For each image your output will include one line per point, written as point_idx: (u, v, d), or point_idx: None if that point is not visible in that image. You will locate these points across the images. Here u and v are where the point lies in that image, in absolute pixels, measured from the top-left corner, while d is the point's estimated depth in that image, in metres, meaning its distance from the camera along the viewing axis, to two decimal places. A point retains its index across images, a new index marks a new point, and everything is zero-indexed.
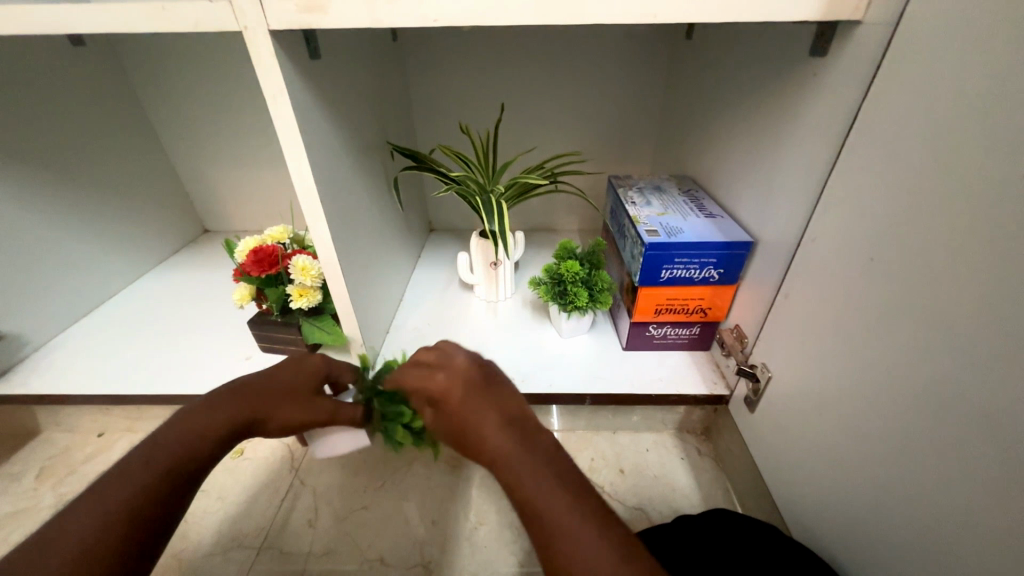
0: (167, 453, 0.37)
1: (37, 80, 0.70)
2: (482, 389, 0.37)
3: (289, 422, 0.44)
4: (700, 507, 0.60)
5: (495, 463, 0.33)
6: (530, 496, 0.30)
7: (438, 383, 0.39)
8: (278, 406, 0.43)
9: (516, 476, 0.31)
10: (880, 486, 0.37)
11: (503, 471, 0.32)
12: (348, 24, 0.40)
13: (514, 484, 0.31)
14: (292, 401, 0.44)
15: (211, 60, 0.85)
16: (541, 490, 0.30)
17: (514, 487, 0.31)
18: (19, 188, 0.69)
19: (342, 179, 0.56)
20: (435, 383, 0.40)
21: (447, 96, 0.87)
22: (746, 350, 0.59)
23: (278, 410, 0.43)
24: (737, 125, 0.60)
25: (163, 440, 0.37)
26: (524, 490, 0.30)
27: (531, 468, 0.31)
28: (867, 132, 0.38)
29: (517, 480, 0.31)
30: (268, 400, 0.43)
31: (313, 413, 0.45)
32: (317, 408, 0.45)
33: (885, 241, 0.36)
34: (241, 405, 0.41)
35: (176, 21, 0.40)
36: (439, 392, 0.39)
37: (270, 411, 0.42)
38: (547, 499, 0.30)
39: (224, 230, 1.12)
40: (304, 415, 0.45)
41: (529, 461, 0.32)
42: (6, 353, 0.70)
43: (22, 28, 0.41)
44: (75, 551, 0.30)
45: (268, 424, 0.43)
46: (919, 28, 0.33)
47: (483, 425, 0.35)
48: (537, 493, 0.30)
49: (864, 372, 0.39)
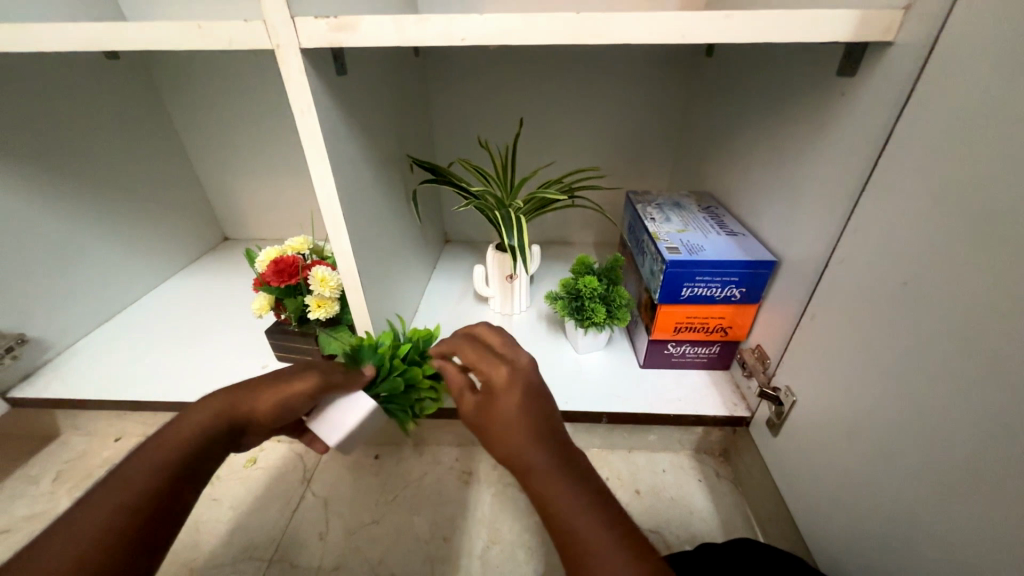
0: (167, 452, 0.37)
1: (70, 92, 0.73)
2: (537, 398, 0.36)
3: (274, 405, 0.42)
4: (718, 532, 0.58)
5: (531, 471, 0.32)
6: (564, 508, 0.29)
7: (500, 373, 0.39)
8: (256, 393, 0.42)
9: (556, 490, 0.30)
10: (911, 521, 0.35)
11: (541, 482, 0.31)
12: (375, 42, 0.41)
13: (550, 496, 0.30)
14: (269, 388, 0.43)
15: (239, 73, 0.87)
16: (580, 509, 0.29)
17: (548, 501, 0.30)
18: (50, 196, 0.72)
19: (363, 193, 0.56)
20: (497, 373, 0.39)
21: (467, 111, 0.88)
22: (769, 372, 0.57)
23: (257, 397, 0.42)
24: (760, 143, 0.59)
25: (164, 439, 0.38)
26: (561, 504, 0.30)
27: (575, 489, 0.30)
28: (898, 154, 0.38)
29: (555, 493, 0.30)
30: (243, 393, 0.42)
31: (297, 385, 0.44)
32: (300, 379, 0.44)
33: (917, 266, 0.35)
34: (224, 402, 0.41)
35: (211, 40, 0.41)
36: (499, 382, 0.38)
37: (250, 401, 0.42)
38: (586, 519, 0.29)
39: (243, 238, 1.14)
40: (288, 389, 0.43)
41: (572, 480, 0.31)
42: (31, 357, 0.71)
43: (63, 45, 0.43)
44: (72, 554, 0.30)
45: (254, 415, 0.42)
46: (954, 50, 0.33)
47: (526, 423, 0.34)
48: (576, 510, 0.29)
49: (893, 401, 0.37)
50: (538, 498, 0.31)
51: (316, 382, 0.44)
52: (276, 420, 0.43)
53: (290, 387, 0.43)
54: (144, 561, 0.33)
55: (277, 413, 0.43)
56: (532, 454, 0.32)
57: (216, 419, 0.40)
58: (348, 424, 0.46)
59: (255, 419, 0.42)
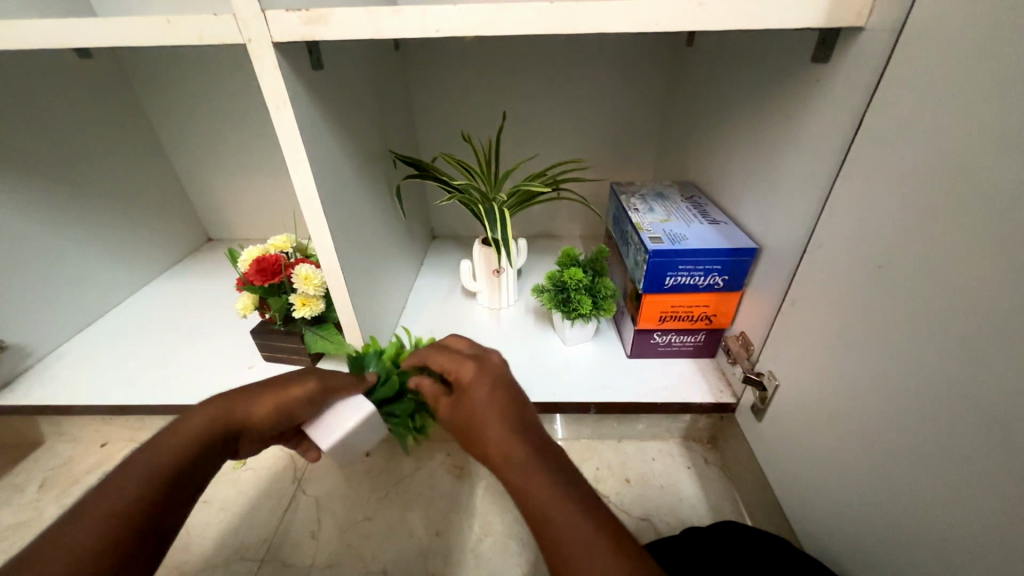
0: (162, 457, 0.37)
1: (43, 92, 0.71)
2: (503, 392, 0.36)
3: (272, 409, 0.42)
4: (708, 517, 0.59)
5: (508, 468, 0.32)
6: (545, 507, 0.30)
7: (464, 371, 0.38)
8: (253, 398, 0.42)
9: (536, 488, 0.30)
10: (891, 499, 0.36)
11: (517, 480, 0.31)
12: (349, 35, 0.41)
13: (529, 494, 0.30)
14: (262, 393, 0.42)
15: (216, 70, 0.86)
16: (561, 505, 0.29)
17: (528, 499, 0.30)
18: (25, 199, 0.70)
19: (345, 189, 0.56)
20: (462, 375, 0.38)
21: (449, 105, 0.87)
22: (752, 358, 0.58)
23: (255, 402, 0.42)
24: (739, 131, 0.60)
25: (159, 444, 0.38)
26: (541, 503, 0.30)
27: (551, 484, 0.30)
28: (871, 139, 0.38)
29: (534, 491, 0.30)
30: (242, 397, 0.42)
31: (296, 389, 0.43)
32: (299, 384, 0.44)
33: (893, 249, 0.36)
34: (219, 410, 0.41)
35: (181, 35, 0.40)
36: (465, 379, 0.38)
37: (247, 406, 0.41)
38: (567, 514, 0.29)
39: (227, 238, 1.12)
40: (287, 393, 0.43)
41: (547, 475, 0.31)
42: (11, 364, 0.70)
43: (29, 42, 0.42)
44: (64, 559, 0.30)
45: (252, 421, 0.42)
46: (924, 34, 0.33)
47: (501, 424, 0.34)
48: (554, 506, 0.29)
49: (872, 382, 0.38)
50: (517, 496, 0.31)
51: (314, 384, 0.44)
52: (272, 426, 0.43)
53: (289, 392, 0.43)
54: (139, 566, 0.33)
55: (272, 419, 0.42)
56: (504, 451, 0.33)
57: (211, 426, 0.40)
58: (346, 424, 0.44)
59: (252, 424, 0.42)
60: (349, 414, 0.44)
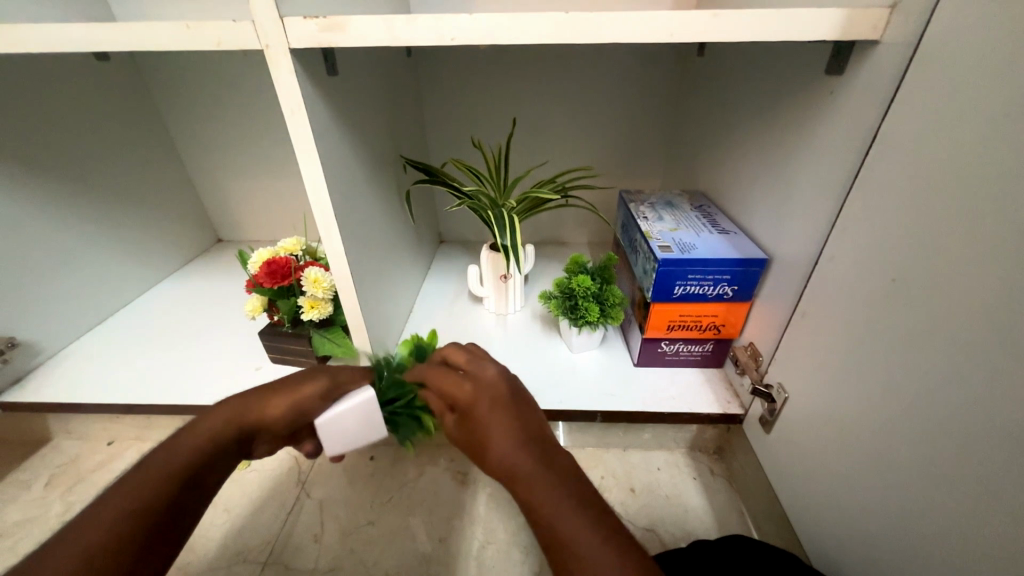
0: (180, 457, 0.38)
1: (62, 93, 0.72)
2: (505, 408, 0.36)
3: (284, 409, 0.43)
4: (713, 529, 0.58)
5: (515, 482, 0.32)
6: (551, 520, 0.30)
7: (462, 392, 0.38)
8: (266, 400, 0.43)
9: (536, 497, 0.31)
10: (903, 519, 0.35)
11: (525, 494, 0.31)
12: (365, 44, 0.41)
13: (535, 507, 0.30)
14: (277, 396, 0.43)
15: (230, 72, 0.87)
16: (566, 515, 0.29)
17: (535, 511, 0.30)
18: (41, 198, 0.71)
19: (356, 193, 0.56)
20: (461, 391, 0.38)
21: (459, 111, 0.88)
22: (761, 369, 0.58)
23: (267, 404, 0.42)
24: (751, 142, 0.60)
25: (179, 441, 0.39)
26: (547, 518, 0.30)
27: (554, 496, 0.30)
28: (884, 154, 0.38)
29: (541, 504, 0.30)
30: (257, 400, 0.43)
31: (307, 389, 0.44)
32: (309, 383, 0.44)
33: (905, 264, 0.36)
34: (236, 412, 0.41)
35: (199, 40, 0.41)
36: (465, 399, 0.37)
37: (258, 408, 0.42)
38: (574, 526, 0.29)
39: (236, 239, 1.13)
40: (299, 392, 0.44)
41: (554, 490, 0.31)
42: (21, 360, 0.71)
43: (50, 44, 0.42)
44: (79, 558, 0.30)
45: (265, 422, 0.42)
46: (940, 50, 0.33)
47: (499, 442, 0.34)
48: (561, 519, 0.29)
49: (882, 398, 0.38)
50: (526, 509, 0.31)
51: (327, 384, 0.45)
52: (291, 424, 0.44)
53: (302, 390, 0.44)
54: (151, 565, 0.33)
55: (288, 419, 0.43)
56: (508, 465, 0.33)
57: (233, 427, 0.41)
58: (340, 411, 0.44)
59: (268, 425, 0.43)
60: (348, 406, 0.44)
